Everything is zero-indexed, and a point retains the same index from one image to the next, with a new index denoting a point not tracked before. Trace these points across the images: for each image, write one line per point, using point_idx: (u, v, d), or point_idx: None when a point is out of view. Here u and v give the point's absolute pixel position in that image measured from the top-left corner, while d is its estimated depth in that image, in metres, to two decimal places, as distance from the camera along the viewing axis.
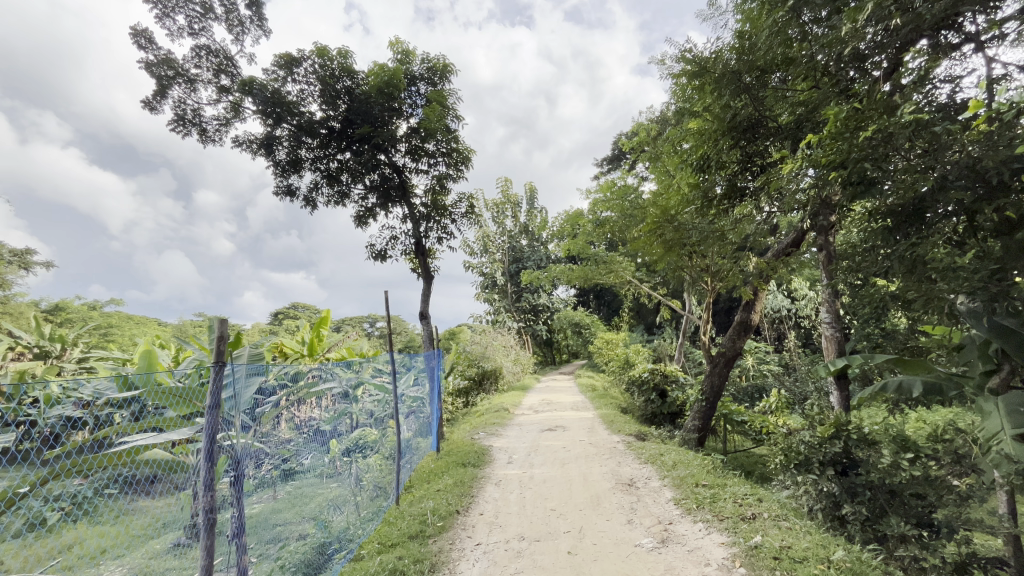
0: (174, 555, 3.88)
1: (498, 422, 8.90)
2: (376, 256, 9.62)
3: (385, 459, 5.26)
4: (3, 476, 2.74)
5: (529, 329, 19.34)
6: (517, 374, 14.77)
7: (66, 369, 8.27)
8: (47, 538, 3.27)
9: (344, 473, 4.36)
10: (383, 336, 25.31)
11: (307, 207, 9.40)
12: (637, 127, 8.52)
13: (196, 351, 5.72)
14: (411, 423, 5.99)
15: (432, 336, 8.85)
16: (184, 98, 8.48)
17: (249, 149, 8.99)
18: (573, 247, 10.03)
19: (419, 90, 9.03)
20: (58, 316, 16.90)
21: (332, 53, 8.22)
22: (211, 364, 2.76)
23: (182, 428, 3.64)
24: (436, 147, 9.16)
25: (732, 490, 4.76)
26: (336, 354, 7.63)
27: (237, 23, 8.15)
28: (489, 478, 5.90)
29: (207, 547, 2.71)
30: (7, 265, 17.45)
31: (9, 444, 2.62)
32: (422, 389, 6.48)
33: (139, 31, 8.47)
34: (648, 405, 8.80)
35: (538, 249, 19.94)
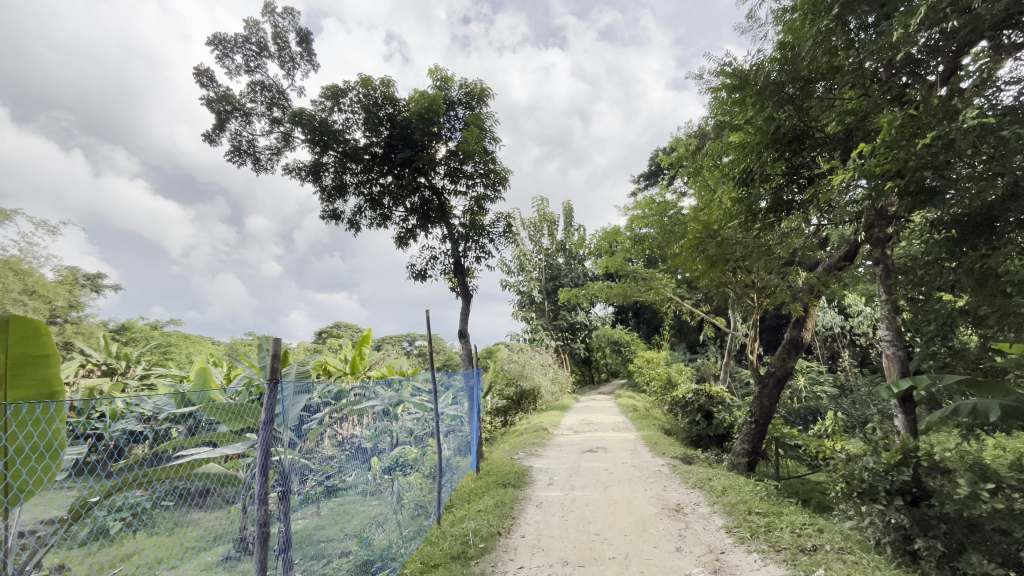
0: (224, 567, 4.00)
1: (537, 442, 8.79)
2: (416, 276, 9.82)
3: (426, 478, 5.27)
4: (73, 488, 2.91)
5: (567, 348, 19.14)
6: (555, 394, 14.59)
7: (130, 386, 8.82)
8: (110, 546, 3.45)
9: (386, 491, 4.40)
10: (422, 355, 25.68)
11: (351, 229, 9.76)
12: (675, 143, 8.43)
13: (247, 369, 5.95)
14: (451, 442, 5.97)
15: (470, 354, 8.88)
16: (240, 130, 9.05)
17: (297, 176, 9.47)
18: (611, 265, 9.93)
19: (458, 114, 9.28)
20: (123, 337, 18.11)
21: (375, 83, 8.63)
22: (266, 381, 2.87)
23: (233, 443, 3.79)
24: (474, 168, 9.32)
25: (789, 519, 4.49)
26: (377, 373, 7.78)
27: (289, 59, 8.70)
28: (530, 499, 5.81)
29: (260, 560, 2.79)
30: (81, 288, 18.89)
31: (80, 456, 2.79)
32: (461, 408, 6.47)
33: (201, 71, 9.18)
34: (693, 427, 8.49)
35: (575, 267, 19.85)
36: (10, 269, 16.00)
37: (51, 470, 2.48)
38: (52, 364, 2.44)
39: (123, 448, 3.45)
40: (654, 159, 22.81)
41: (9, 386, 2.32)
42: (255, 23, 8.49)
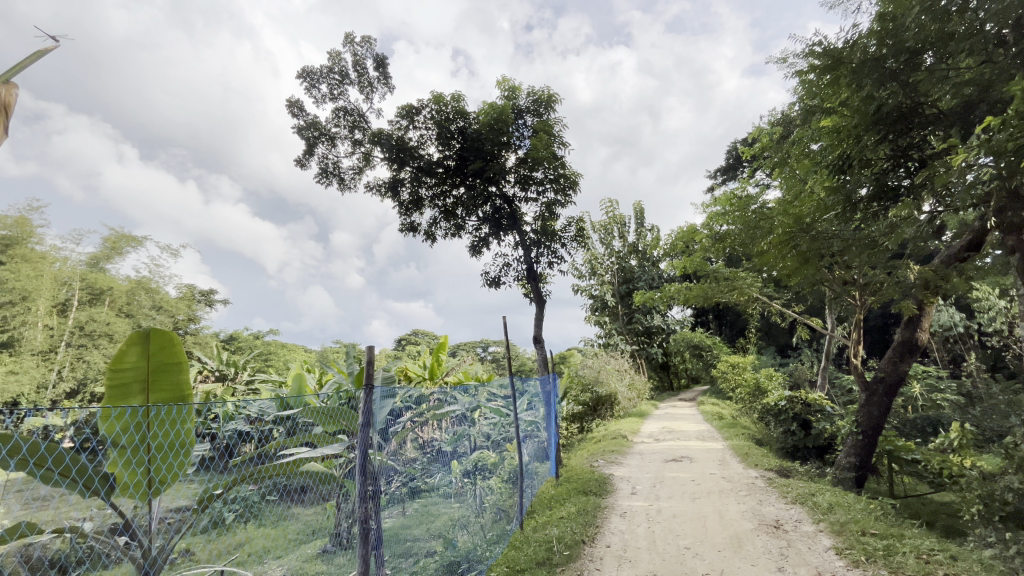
0: (321, 561, 4.29)
1: (617, 449, 8.58)
2: (490, 284, 10.02)
3: (505, 482, 5.32)
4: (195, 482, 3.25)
5: (643, 353, 18.56)
6: (633, 400, 14.18)
7: (238, 391, 9.76)
8: (225, 535, 3.82)
9: (467, 494, 4.49)
10: (496, 361, 26.11)
11: (428, 240, 10.17)
12: (757, 133, 7.93)
13: (337, 374, 6.37)
14: (529, 448, 5.96)
15: (545, 361, 8.89)
16: (326, 153, 9.79)
17: (378, 192, 10.08)
18: (690, 265, 9.49)
19: (526, 122, 9.38)
20: (232, 345, 20.23)
21: (447, 98, 8.98)
22: (362, 387, 3.04)
23: (327, 445, 4.02)
24: (544, 174, 9.36)
25: (913, 543, 4.01)
26: (454, 379, 8.00)
27: (367, 84, 9.30)
28: (613, 508, 5.67)
29: (363, 555, 2.98)
30: (198, 303, 21.37)
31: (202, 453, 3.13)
32: (538, 413, 6.44)
33: (293, 102, 10.08)
34: (788, 437, 7.87)
35: (649, 268, 19.21)
36: (143, 288, 18.49)
37: (180, 466, 2.78)
38: (182, 370, 2.76)
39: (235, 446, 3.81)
40: (733, 149, 21.53)
41: (150, 389, 2.70)
42: (337, 53, 9.17)
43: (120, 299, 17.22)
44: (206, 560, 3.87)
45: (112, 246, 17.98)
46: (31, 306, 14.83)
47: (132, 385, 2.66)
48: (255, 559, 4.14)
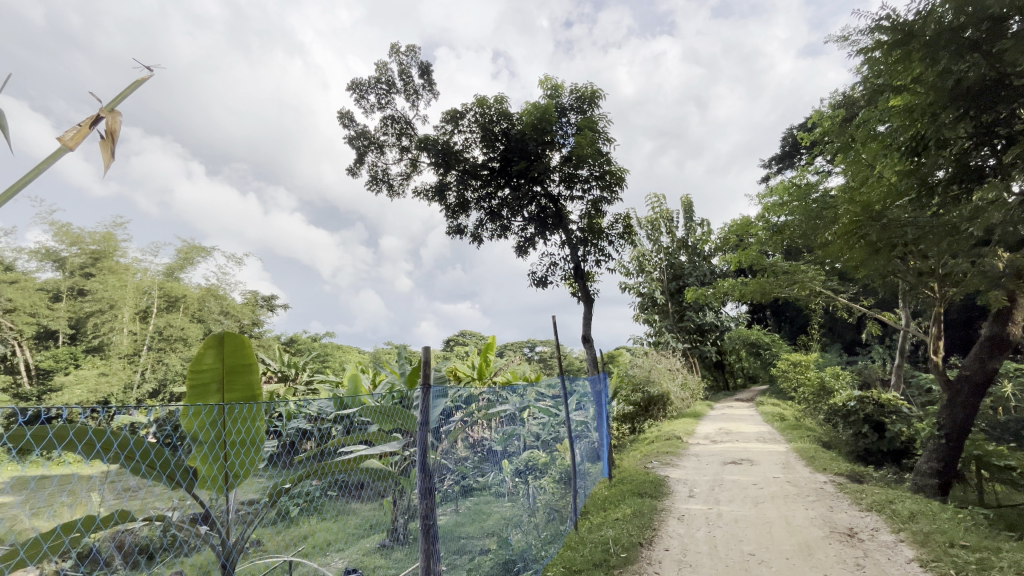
0: (380, 555, 4.44)
1: (671, 451, 8.34)
2: (537, 284, 10.01)
3: (558, 482, 5.28)
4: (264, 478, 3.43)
5: (695, 351, 17.94)
6: (686, 401, 13.74)
7: (299, 391, 10.25)
8: (291, 528, 4.02)
9: (519, 493, 4.49)
10: (543, 361, 26.04)
11: (474, 242, 10.30)
12: (816, 117, 7.48)
13: (390, 374, 6.58)
14: (581, 448, 5.90)
15: (595, 360, 8.78)
16: (376, 161, 10.13)
17: (425, 197, 10.33)
18: (745, 260, 9.10)
19: (570, 119, 9.32)
20: (292, 348, 21.31)
21: (490, 101, 9.08)
22: (419, 386, 3.11)
23: (384, 443, 4.14)
24: (589, 171, 9.25)
25: (1011, 557, 3.65)
26: (502, 379, 8.05)
27: (413, 92, 9.55)
28: (670, 511, 5.52)
29: (426, 549, 3.05)
30: (261, 308, 22.68)
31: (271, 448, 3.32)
32: (588, 413, 6.35)
33: (344, 114, 10.52)
34: (859, 440, 7.37)
35: (700, 264, 18.56)
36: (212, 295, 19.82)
37: (252, 462, 2.95)
38: (252, 370, 2.94)
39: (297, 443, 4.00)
40: (790, 136, 20.42)
41: (225, 389, 2.89)
42: (384, 64, 9.47)
43: (193, 305, 18.29)
44: (275, 551, 4.10)
45: (185, 256, 19.37)
46: (118, 313, 16.24)
47: (210, 384, 2.86)
48: (319, 550, 4.35)
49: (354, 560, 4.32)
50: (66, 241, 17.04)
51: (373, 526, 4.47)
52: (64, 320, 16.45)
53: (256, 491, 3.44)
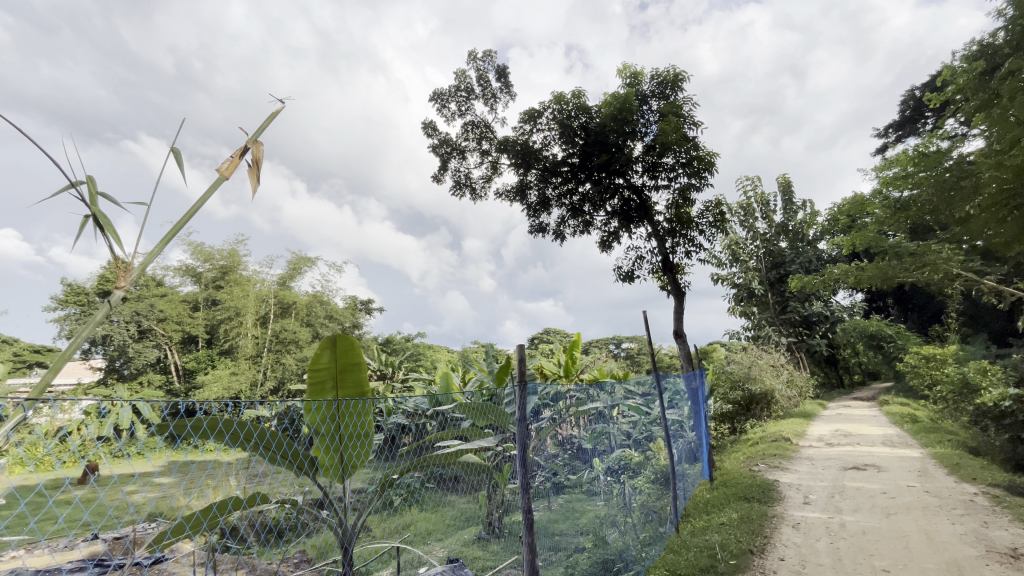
0: (479, 547, 4.61)
1: (780, 453, 7.74)
2: (623, 278, 9.79)
3: (654, 483, 5.07)
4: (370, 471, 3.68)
5: (802, 345, 16.44)
6: (794, 399, 12.65)
7: (396, 388, 10.97)
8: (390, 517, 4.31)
9: (613, 492, 4.38)
10: (631, 357, 25.40)
11: (557, 239, 10.30)
12: (947, 73, 6.49)
13: (478, 372, 6.80)
14: (679, 447, 5.67)
15: (689, 356, 8.38)
16: (458, 166, 10.49)
17: (507, 198, 10.53)
18: (859, 242, 8.18)
19: (651, 107, 8.99)
20: (389, 348, 22.79)
21: (568, 97, 9.03)
22: (515, 384, 3.16)
23: (477, 439, 4.24)
24: (675, 159, 8.83)
25: None
26: (589, 376, 7.98)
27: (491, 96, 9.76)
28: (783, 518, 5.11)
29: (528, 544, 3.10)
30: (360, 312, 24.53)
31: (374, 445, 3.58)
32: (684, 411, 6.06)
33: (427, 125, 11.03)
34: (1019, 446, 6.31)
35: (804, 250, 16.96)
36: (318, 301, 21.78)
37: (364, 455, 3.19)
38: (361, 370, 3.18)
39: (398, 439, 4.25)
40: (911, 98, 17.96)
41: (338, 387, 3.17)
42: (463, 72, 9.78)
43: (303, 311, 19.88)
44: (384, 536, 4.42)
45: (294, 267, 21.27)
46: (243, 320, 18.41)
47: (325, 382, 3.15)
48: (423, 538, 4.61)
49: (454, 550, 4.49)
50: (201, 258, 19.54)
51: (470, 519, 4.65)
52: (202, 326, 19.02)
53: (365, 481, 3.72)
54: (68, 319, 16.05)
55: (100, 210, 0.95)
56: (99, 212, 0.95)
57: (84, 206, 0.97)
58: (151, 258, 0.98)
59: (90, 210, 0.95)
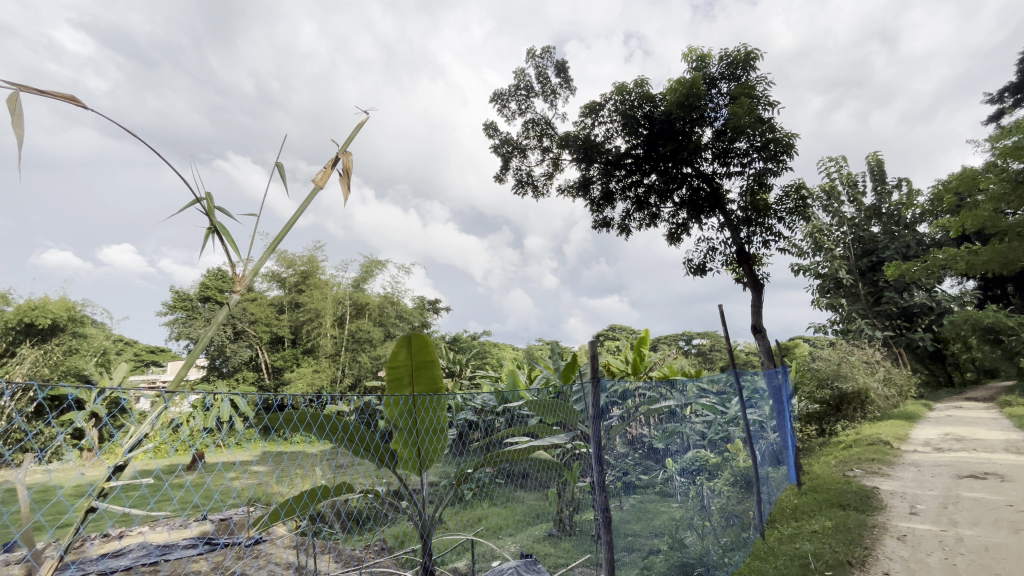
0: (550, 544, 4.63)
1: (878, 457, 7.09)
2: (694, 271, 9.40)
3: (735, 486, 4.82)
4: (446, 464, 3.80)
5: (900, 340, 14.92)
6: (893, 400, 11.53)
7: (464, 384, 11.25)
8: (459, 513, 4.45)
9: (690, 495, 4.21)
10: (702, 354, 24.31)
11: (623, 234, 10.09)
12: None
13: (545, 369, 6.82)
14: (761, 448, 5.36)
15: (770, 352, 7.88)
16: (520, 165, 10.55)
17: (570, 194, 10.46)
18: (970, 222, 7.27)
19: (721, 89, 8.51)
20: (457, 346, 23.41)
21: (630, 86, 8.79)
22: (588, 381, 3.14)
23: (547, 435, 4.24)
24: (748, 143, 8.32)
25: None
26: (660, 373, 7.73)
27: (551, 92, 9.74)
28: (885, 528, 4.69)
29: (607, 543, 3.07)
30: (428, 312, 25.40)
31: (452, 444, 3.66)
32: (766, 410, 5.70)
33: (489, 125, 11.20)
34: None
35: (901, 234, 15.35)
36: None
37: (438, 450, 3.30)
38: (434, 367, 3.28)
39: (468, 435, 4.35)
40: None
41: (415, 382, 3.30)
42: (522, 70, 9.83)
43: (376, 312, 20.93)
44: (458, 528, 4.57)
45: (366, 270, 22.36)
46: (322, 321, 19.70)
47: (403, 378, 3.30)
48: (496, 532, 4.71)
49: (526, 545, 4.54)
50: (285, 264, 20.96)
51: (540, 516, 4.70)
52: (288, 328, 20.59)
53: (440, 475, 3.84)
54: (176, 322, 18.04)
55: (219, 221, 1.07)
56: (218, 225, 1.07)
57: (204, 218, 1.10)
58: (260, 266, 1.10)
59: (210, 223, 1.08)
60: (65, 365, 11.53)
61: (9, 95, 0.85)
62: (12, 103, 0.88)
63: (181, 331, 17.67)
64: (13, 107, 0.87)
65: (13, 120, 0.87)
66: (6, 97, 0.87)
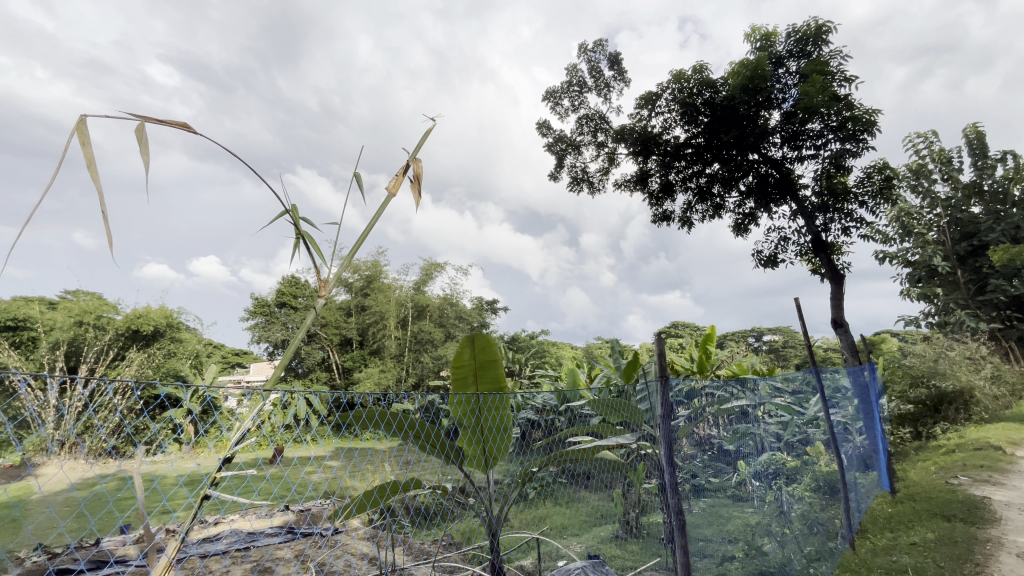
0: (616, 547, 4.54)
1: (988, 463, 6.37)
2: (765, 263, 8.88)
3: (817, 492, 4.52)
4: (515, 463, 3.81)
5: (1011, 332, 13.29)
6: (1004, 400, 10.29)
7: (524, 383, 11.29)
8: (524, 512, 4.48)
9: (768, 500, 3.98)
10: (774, 351, 22.89)
11: (685, 227, 9.73)
12: None
13: (605, 368, 6.70)
14: (847, 451, 4.98)
15: (854, 347, 7.28)
16: (574, 162, 10.46)
17: (627, 188, 10.25)
18: None
19: (789, 68, 7.97)
20: (516, 345, 23.56)
21: (688, 73, 8.45)
22: (656, 379, 3.06)
23: (611, 435, 4.13)
24: (822, 123, 7.74)
25: None
26: (728, 371, 7.37)
27: (604, 85, 9.57)
28: (1000, 543, 4.21)
29: (681, 546, 2.97)
30: (487, 313, 25.75)
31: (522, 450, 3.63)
32: (850, 411, 5.28)
33: (542, 124, 11.20)
34: None
35: (1009, 214, 13.64)
36: None
37: (503, 449, 3.33)
38: (498, 367, 3.32)
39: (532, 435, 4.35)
40: None
41: (479, 382, 3.35)
42: (574, 66, 9.74)
43: (436, 313, 21.55)
44: (523, 527, 4.59)
45: (426, 272, 22.98)
46: (387, 323, 20.51)
47: (467, 377, 3.35)
48: (560, 531, 4.68)
49: (591, 546, 4.49)
50: (351, 270, 21.83)
51: (604, 516, 4.63)
52: (355, 330, 21.35)
53: (506, 474, 3.87)
54: (257, 326, 19.45)
55: (305, 230, 1.16)
56: (305, 233, 1.16)
57: (292, 228, 1.21)
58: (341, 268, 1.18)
59: (299, 231, 1.17)
60: (166, 366, 12.87)
61: (137, 127, 0.98)
62: (141, 132, 1.01)
63: (261, 335, 19.04)
64: (141, 135, 0.99)
65: (143, 147, 1.00)
66: (134, 127, 1.00)
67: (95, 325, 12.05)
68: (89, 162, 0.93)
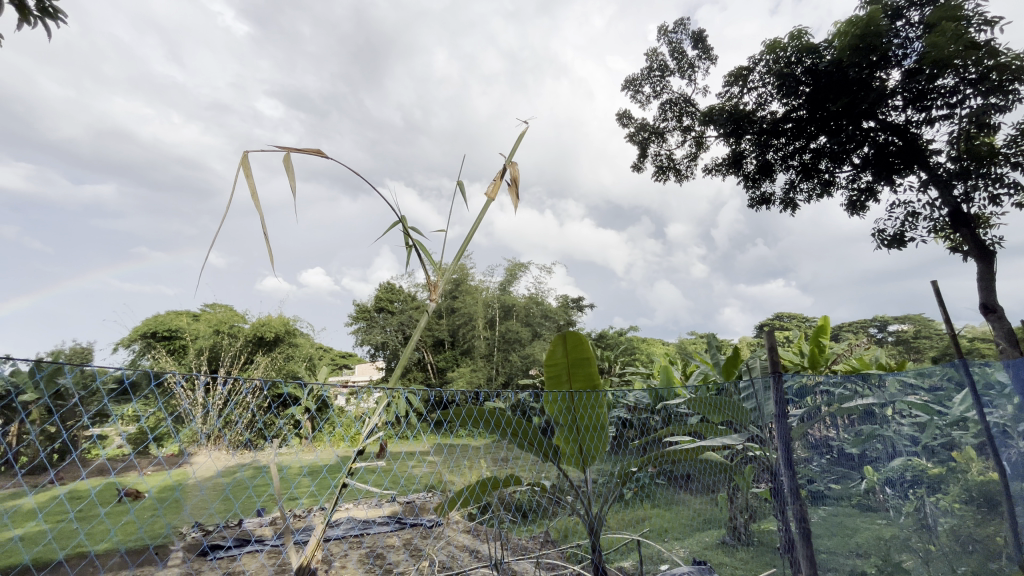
0: (724, 554, 4.27)
1: None
2: (889, 243, 7.85)
3: (968, 504, 3.91)
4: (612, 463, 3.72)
5: None
6: None
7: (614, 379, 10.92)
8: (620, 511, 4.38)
9: (906, 510, 3.53)
10: (902, 342, 20.14)
11: (788, 209, 8.90)
12: None
13: (701, 364, 6.36)
14: (1007, 457, 4.24)
15: (1012, 336, 6.19)
16: (659, 150, 10.05)
17: (718, 172, 9.65)
18: None
19: (911, 19, 6.99)
20: (603, 342, 23.11)
21: (785, 41, 7.82)
22: (769, 374, 2.85)
23: (715, 436, 3.88)
24: (958, 77, 6.69)
25: None
26: (846, 366, 6.61)
27: (688, 66, 9.09)
28: None
29: (806, 557, 2.71)
30: (572, 311, 25.54)
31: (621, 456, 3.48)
32: (1011, 409, 4.47)
33: (623, 114, 10.88)
34: None
35: None
36: None
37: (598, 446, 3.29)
38: (590, 363, 3.27)
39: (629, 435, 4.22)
40: None
41: (573, 379, 3.34)
42: (655, 50, 9.36)
43: (522, 312, 21.82)
44: (622, 528, 4.48)
45: (511, 273, 23.29)
46: (475, 323, 21.15)
47: (561, 376, 3.35)
48: (661, 534, 4.49)
49: (697, 551, 4.27)
50: None
51: (709, 521, 4.36)
52: (447, 331, 21.97)
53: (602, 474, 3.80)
54: (359, 331, 21.02)
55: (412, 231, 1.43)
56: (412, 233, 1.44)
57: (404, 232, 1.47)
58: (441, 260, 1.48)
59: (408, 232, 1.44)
60: (286, 368, 14.38)
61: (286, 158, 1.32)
62: (286, 161, 1.35)
63: (364, 338, 20.57)
64: (286, 164, 1.34)
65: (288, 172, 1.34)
66: (282, 157, 1.34)
67: (229, 334, 13.82)
68: (252, 189, 1.27)
